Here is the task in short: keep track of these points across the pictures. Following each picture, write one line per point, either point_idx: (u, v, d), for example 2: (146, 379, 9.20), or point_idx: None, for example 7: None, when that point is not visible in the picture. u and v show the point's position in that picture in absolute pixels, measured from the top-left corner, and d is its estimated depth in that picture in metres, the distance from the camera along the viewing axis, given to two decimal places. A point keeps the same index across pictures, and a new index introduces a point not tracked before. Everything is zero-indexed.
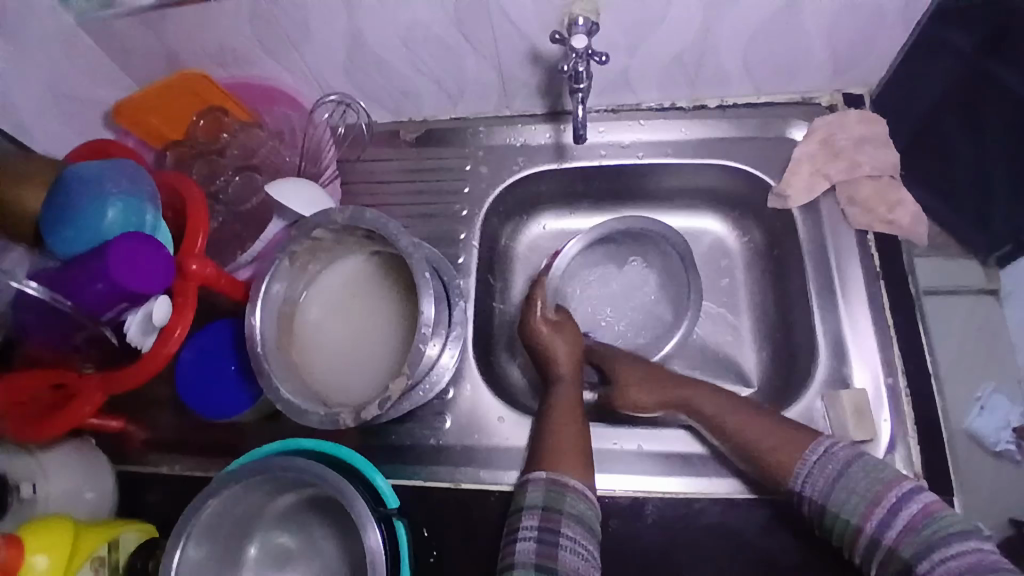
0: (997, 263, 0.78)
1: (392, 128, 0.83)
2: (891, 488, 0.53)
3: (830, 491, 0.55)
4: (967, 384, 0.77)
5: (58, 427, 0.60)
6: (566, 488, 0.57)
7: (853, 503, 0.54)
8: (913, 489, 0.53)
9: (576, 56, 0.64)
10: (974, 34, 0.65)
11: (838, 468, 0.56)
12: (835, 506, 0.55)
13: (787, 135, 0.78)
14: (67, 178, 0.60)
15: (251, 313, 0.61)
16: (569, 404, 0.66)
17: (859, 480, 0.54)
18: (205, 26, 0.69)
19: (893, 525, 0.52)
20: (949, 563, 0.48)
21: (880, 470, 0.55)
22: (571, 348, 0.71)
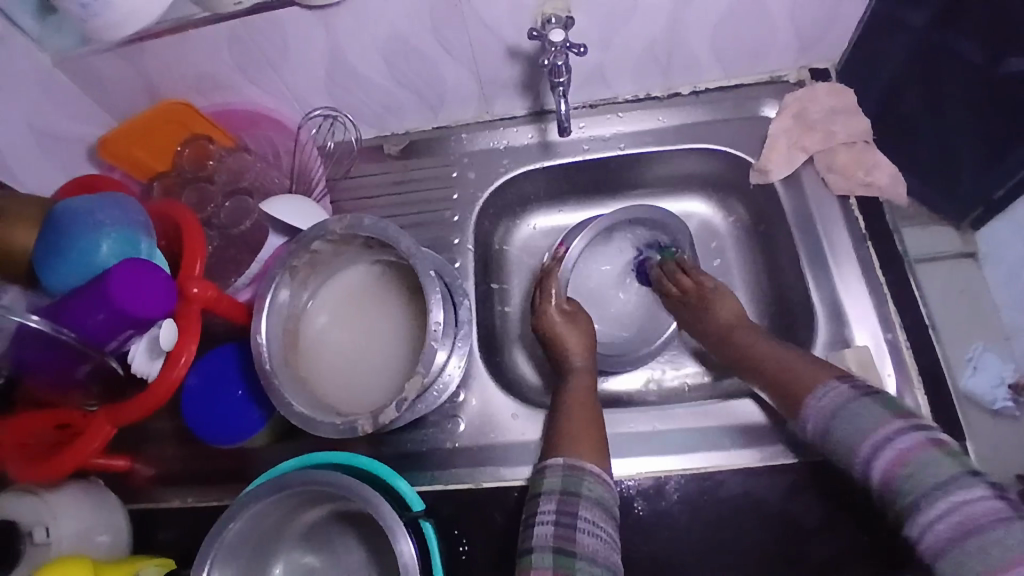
0: (972, 225, 0.80)
1: (377, 143, 0.84)
2: (878, 431, 0.51)
3: (830, 425, 0.55)
4: (957, 345, 0.77)
5: (58, 467, 0.58)
6: (586, 473, 0.56)
7: (848, 439, 0.53)
8: (902, 431, 0.50)
9: (555, 50, 0.65)
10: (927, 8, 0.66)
11: (835, 410, 0.55)
12: (838, 442, 0.54)
13: (761, 114, 0.81)
14: (58, 213, 0.60)
15: (255, 330, 0.60)
16: (581, 395, 0.67)
17: (853, 422, 0.53)
18: (182, 55, 0.69)
19: (878, 472, 0.50)
20: (937, 528, 0.46)
21: (874, 412, 0.52)
22: (583, 339, 0.73)
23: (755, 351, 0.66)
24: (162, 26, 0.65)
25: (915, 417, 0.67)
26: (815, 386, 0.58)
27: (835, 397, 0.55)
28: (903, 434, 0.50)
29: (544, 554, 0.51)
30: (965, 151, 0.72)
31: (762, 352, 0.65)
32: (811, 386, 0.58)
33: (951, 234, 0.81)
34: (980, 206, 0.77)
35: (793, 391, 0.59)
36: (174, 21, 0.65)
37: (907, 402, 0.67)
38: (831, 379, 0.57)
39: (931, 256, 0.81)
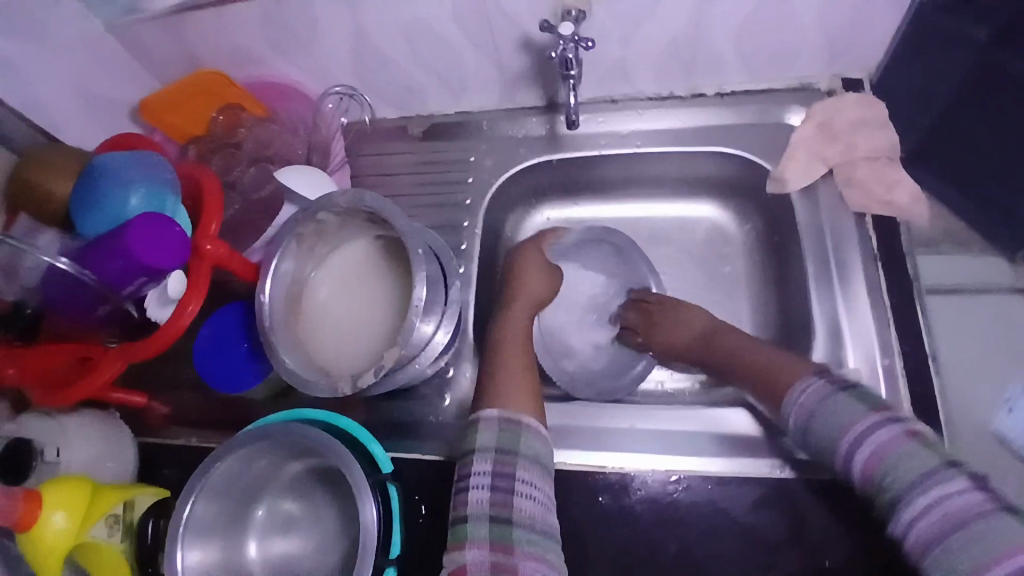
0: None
1: (401, 123, 0.87)
2: (856, 424, 0.52)
3: (810, 423, 0.55)
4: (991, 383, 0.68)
5: (73, 395, 0.64)
6: (523, 428, 0.57)
7: (827, 435, 0.53)
8: (880, 423, 0.51)
9: (564, 43, 0.66)
10: (989, 25, 0.63)
11: (818, 401, 0.55)
12: (814, 436, 0.55)
13: (786, 121, 0.79)
14: (94, 166, 0.66)
15: (259, 290, 0.65)
16: (525, 341, 0.68)
17: (831, 417, 0.54)
18: (223, 29, 0.74)
19: (857, 464, 0.51)
20: (925, 520, 0.45)
21: (856, 402, 0.53)
22: (545, 290, 0.74)
23: (736, 349, 0.69)
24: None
25: None
26: (795, 382, 0.59)
27: (814, 393, 0.56)
28: (876, 428, 0.51)
29: (479, 522, 0.52)
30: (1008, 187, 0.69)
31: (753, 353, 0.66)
32: (790, 382, 0.59)
33: (1001, 264, 0.73)
34: None
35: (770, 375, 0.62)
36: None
37: None
38: (810, 377, 0.58)
39: (939, 287, 0.72)
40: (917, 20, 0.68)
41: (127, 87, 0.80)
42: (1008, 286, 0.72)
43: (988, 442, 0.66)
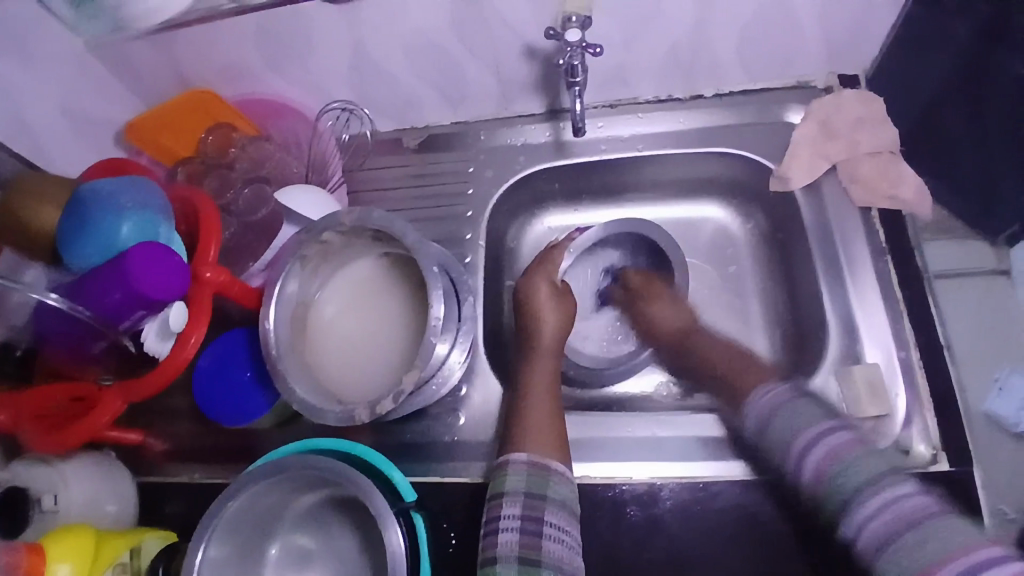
0: (1007, 242, 0.75)
1: (395, 135, 0.85)
2: (806, 433, 0.55)
3: (773, 414, 0.59)
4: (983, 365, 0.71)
5: (74, 437, 0.62)
6: (551, 473, 0.57)
7: (784, 437, 0.57)
8: (834, 429, 0.55)
9: (572, 49, 0.65)
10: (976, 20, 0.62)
11: (785, 400, 0.60)
12: (773, 434, 0.59)
13: (785, 120, 0.79)
14: (83, 194, 0.62)
15: (264, 316, 0.62)
16: (548, 377, 0.68)
17: (792, 420, 0.57)
18: (210, 46, 0.71)
19: (807, 469, 0.54)
20: (882, 517, 0.48)
21: (811, 411, 0.57)
22: (561, 318, 0.72)
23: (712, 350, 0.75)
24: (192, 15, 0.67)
25: (922, 439, 0.65)
26: (759, 388, 0.63)
27: (777, 397, 0.60)
28: (833, 433, 0.54)
29: (508, 564, 0.52)
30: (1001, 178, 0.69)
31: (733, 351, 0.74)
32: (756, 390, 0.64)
33: (984, 248, 0.75)
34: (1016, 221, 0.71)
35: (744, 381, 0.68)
36: (204, 12, 0.66)
37: (916, 422, 0.66)
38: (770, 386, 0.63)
39: (948, 272, 0.75)
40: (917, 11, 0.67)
41: (109, 108, 0.76)
42: (990, 269, 0.75)
43: (981, 423, 0.69)
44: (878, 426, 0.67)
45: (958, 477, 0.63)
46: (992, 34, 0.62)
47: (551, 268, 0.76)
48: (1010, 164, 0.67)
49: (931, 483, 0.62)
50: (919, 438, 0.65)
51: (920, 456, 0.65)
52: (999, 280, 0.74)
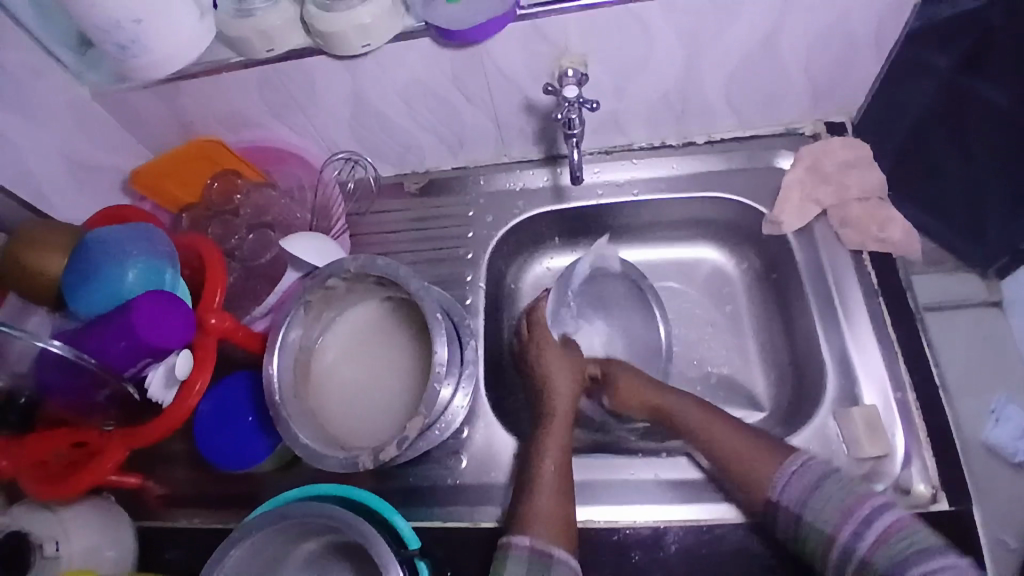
0: (997, 274, 0.84)
1: (397, 180, 0.87)
2: (866, 500, 0.54)
3: (806, 499, 0.56)
4: (977, 397, 0.79)
5: (72, 487, 0.62)
6: (553, 561, 0.56)
7: (827, 515, 0.54)
8: (886, 505, 0.54)
9: (568, 105, 0.68)
10: (953, 54, 0.71)
11: (814, 480, 0.57)
12: (811, 515, 0.55)
13: (775, 165, 0.81)
14: (90, 242, 0.63)
15: (268, 361, 0.62)
16: (558, 437, 0.66)
17: (834, 494, 0.55)
18: (217, 97, 0.73)
19: (864, 537, 0.52)
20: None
21: (857, 484, 0.56)
22: (570, 378, 0.72)
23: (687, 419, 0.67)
24: (198, 67, 0.69)
25: (922, 478, 0.66)
26: (779, 468, 0.59)
27: (812, 469, 0.58)
28: (886, 508, 0.53)
29: None
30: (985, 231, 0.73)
31: (707, 422, 0.66)
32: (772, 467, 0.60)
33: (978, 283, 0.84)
34: (1004, 254, 0.81)
35: (745, 461, 0.61)
36: (210, 63, 0.69)
37: (915, 460, 0.67)
38: (796, 459, 0.60)
39: (936, 305, 0.84)
40: (904, 50, 0.70)
41: (116, 156, 0.78)
42: (982, 300, 0.83)
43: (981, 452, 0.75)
44: (878, 466, 0.67)
45: (959, 517, 0.63)
46: (980, 74, 0.66)
47: (551, 328, 0.76)
48: (1001, 197, 0.77)
49: (934, 524, 0.63)
50: (919, 478, 0.66)
51: (920, 495, 0.65)
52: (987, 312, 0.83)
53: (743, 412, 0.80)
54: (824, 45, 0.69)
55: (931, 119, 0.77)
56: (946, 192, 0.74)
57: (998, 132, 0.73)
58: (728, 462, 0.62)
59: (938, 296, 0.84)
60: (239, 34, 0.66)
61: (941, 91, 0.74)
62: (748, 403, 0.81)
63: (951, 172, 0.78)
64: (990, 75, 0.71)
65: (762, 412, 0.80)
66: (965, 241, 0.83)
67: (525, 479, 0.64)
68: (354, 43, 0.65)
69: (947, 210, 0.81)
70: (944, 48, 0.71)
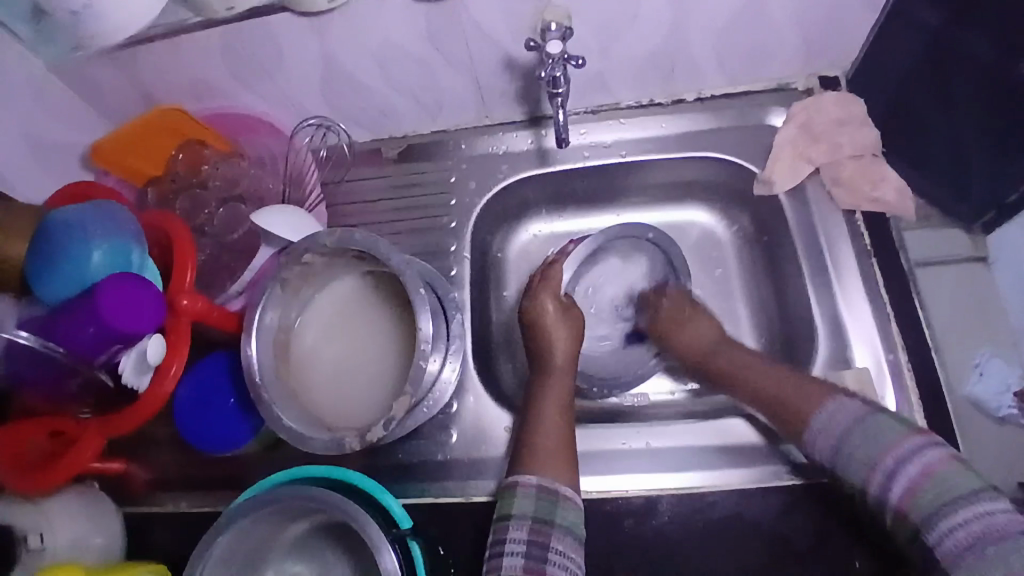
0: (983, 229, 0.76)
1: (374, 145, 0.83)
2: (897, 447, 0.49)
3: (838, 451, 0.53)
4: (965, 349, 0.73)
5: (57, 477, 0.60)
6: (560, 497, 0.56)
7: (856, 461, 0.51)
8: (923, 444, 0.49)
9: (553, 62, 0.63)
10: (941, 9, 0.62)
11: (847, 425, 0.53)
12: (844, 467, 0.52)
13: (766, 122, 0.78)
14: (49, 223, 0.60)
15: (245, 344, 0.60)
16: (561, 397, 0.66)
17: (868, 438, 0.51)
18: (178, 62, 0.68)
19: (896, 486, 0.48)
20: (958, 534, 0.44)
21: (891, 427, 0.51)
22: (570, 339, 0.71)
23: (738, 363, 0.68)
24: (157, 29, 0.64)
25: None
26: (814, 408, 0.57)
27: (847, 412, 0.54)
28: (927, 449, 0.48)
29: None
30: (974, 173, 0.70)
31: (747, 370, 0.66)
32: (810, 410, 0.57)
33: (962, 237, 0.77)
34: (992, 208, 0.72)
35: (782, 409, 0.60)
36: (168, 25, 0.64)
37: (906, 423, 0.66)
38: (832, 399, 0.57)
39: (927, 260, 0.76)
40: (897, 2, 0.66)
41: (75, 129, 0.73)
42: (968, 255, 0.76)
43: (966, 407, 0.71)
44: None
45: None
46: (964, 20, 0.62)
47: (553, 284, 0.74)
48: (987, 153, 0.67)
49: None
50: None
51: None
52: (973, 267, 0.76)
53: None
54: None
55: (922, 77, 0.68)
56: (935, 135, 0.71)
57: (966, 85, 0.65)
58: (769, 403, 0.62)
59: (927, 249, 0.76)
60: None
61: (925, 51, 0.66)
62: None
63: (941, 129, 0.70)
64: (974, 30, 0.61)
65: None
66: (947, 194, 0.75)
67: (522, 435, 0.64)
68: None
69: (934, 167, 0.74)
70: (930, 5, 0.63)
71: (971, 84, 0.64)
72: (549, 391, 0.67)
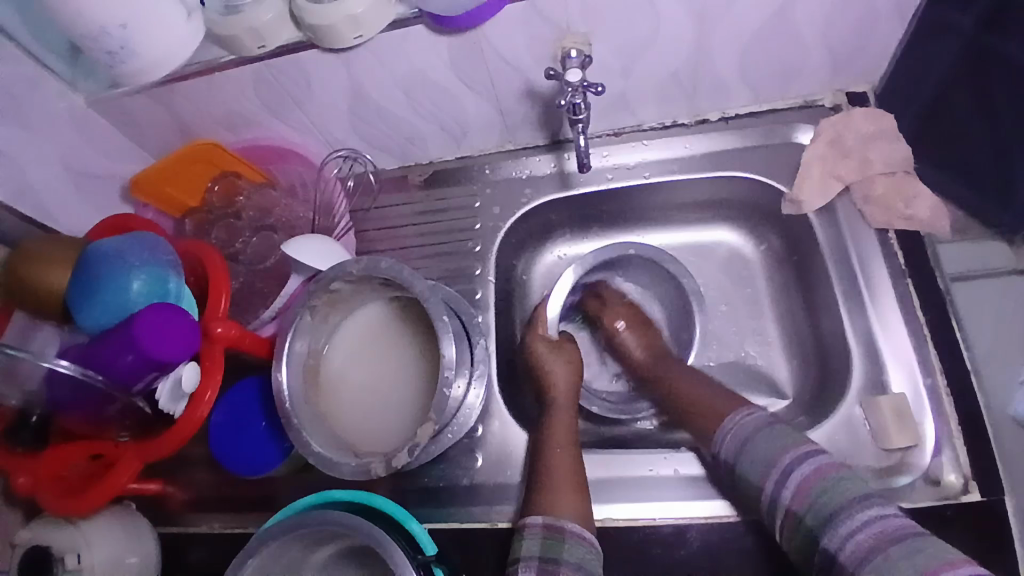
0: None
1: (401, 172, 0.85)
2: (789, 453, 0.54)
3: (739, 452, 0.57)
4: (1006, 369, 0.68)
5: (95, 498, 0.62)
6: (566, 535, 0.56)
7: (755, 463, 0.56)
8: (811, 453, 0.53)
9: (572, 89, 0.64)
10: (973, 15, 0.61)
11: (748, 433, 0.58)
12: (743, 467, 0.57)
13: (794, 140, 0.77)
14: (92, 253, 0.62)
15: (277, 370, 0.61)
16: (564, 431, 0.67)
17: (764, 444, 0.56)
18: (213, 98, 0.71)
19: (787, 488, 0.52)
20: (857, 537, 0.46)
21: (793, 434, 0.56)
22: (569, 374, 0.72)
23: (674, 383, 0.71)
24: (192, 68, 0.66)
25: (952, 469, 0.63)
26: (726, 418, 0.62)
27: (747, 424, 0.59)
28: (815, 456, 0.53)
29: None
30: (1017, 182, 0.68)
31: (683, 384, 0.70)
32: (720, 421, 0.62)
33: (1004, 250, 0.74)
34: None
35: (698, 409, 0.66)
36: (203, 64, 0.66)
37: (946, 449, 0.64)
38: (737, 412, 0.61)
39: (965, 274, 0.72)
40: (928, 14, 0.65)
41: (116, 162, 0.77)
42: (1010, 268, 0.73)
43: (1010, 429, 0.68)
44: (906, 456, 0.65)
45: (992, 506, 0.61)
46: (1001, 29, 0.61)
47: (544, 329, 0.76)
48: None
49: (964, 513, 0.61)
50: (950, 467, 0.64)
51: (951, 485, 0.63)
52: (1014, 280, 0.72)
53: (766, 400, 0.78)
54: (844, 12, 0.65)
55: (958, 86, 0.67)
56: (974, 140, 0.69)
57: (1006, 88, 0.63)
58: (687, 407, 0.67)
59: (967, 262, 0.73)
60: (229, 32, 0.63)
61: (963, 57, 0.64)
62: (770, 389, 0.78)
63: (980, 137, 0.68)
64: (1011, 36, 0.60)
65: (785, 400, 0.78)
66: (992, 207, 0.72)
67: (536, 468, 0.65)
68: (347, 35, 0.62)
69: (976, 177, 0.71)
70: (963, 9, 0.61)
71: (1010, 88, 0.63)
72: (555, 424, 0.68)
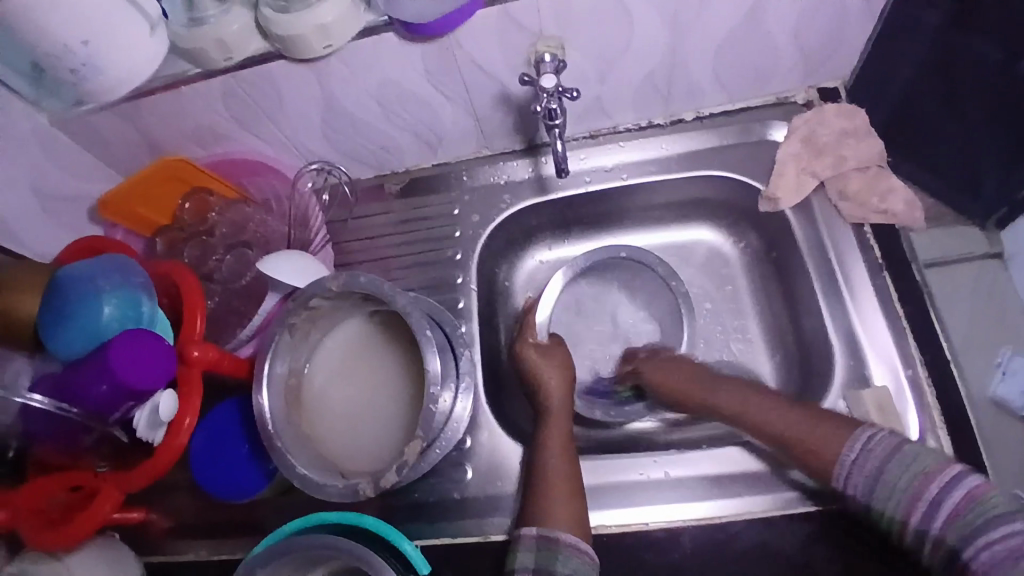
0: (997, 225, 0.76)
1: (376, 182, 0.84)
2: (934, 477, 0.49)
3: (873, 485, 0.51)
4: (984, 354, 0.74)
5: (77, 531, 0.60)
6: (560, 546, 0.56)
7: (896, 495, 0.50)
8: (960, 473, 0.48)
9: (547, 95, 0.63)
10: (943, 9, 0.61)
11: (881, 458, 0.51)
12: (879, 501, 0.51)
13: (768, 138, 0.78)
14: (59, 278, 0.61)
15: (257, 392, 0.60)
16: (560, 436, 0.67)
17: (900, 472, 0.50)
18: (179, 113, 0.69)
19: (937, 515, 0.48)
20: (995, 547, 0.44)
21: (921, 461, 0.50)
22: (561, 373, 0.71)
23: (751, 413, 0.63)
24: (157, 82, 0.64)
25: None
26: (842, 447, 0.54)
27: (877, 447, 0.52)
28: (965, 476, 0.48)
29: None
30: (986, 171, 0.70)
31: (762, 412, 0.62)
32: (835, 451, 0.54)
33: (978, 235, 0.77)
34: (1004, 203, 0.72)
35: (801, 447, 0.57)
36: (169, 78, 0.64)
37: (929, 439, 0.65)
38: (862, 431, 0.54)
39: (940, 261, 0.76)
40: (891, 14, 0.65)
41: (81, 183, 0.74)
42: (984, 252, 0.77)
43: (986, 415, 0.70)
44: None
45: None
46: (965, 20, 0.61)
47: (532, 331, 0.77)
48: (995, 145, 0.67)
49: None
50: None
51: None
52: None
53: None
54: (814, 11, 0.65)
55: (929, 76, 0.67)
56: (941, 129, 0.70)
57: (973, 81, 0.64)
58: (788, 444, 0.58)
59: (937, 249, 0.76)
60: (194, 45, 0.61)
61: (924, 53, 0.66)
62: None
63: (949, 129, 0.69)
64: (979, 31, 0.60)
65: None
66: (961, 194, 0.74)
67: (531, 475, 0.64)
68: (315, 45, 0.61)
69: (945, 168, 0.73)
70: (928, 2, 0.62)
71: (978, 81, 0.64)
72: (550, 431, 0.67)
